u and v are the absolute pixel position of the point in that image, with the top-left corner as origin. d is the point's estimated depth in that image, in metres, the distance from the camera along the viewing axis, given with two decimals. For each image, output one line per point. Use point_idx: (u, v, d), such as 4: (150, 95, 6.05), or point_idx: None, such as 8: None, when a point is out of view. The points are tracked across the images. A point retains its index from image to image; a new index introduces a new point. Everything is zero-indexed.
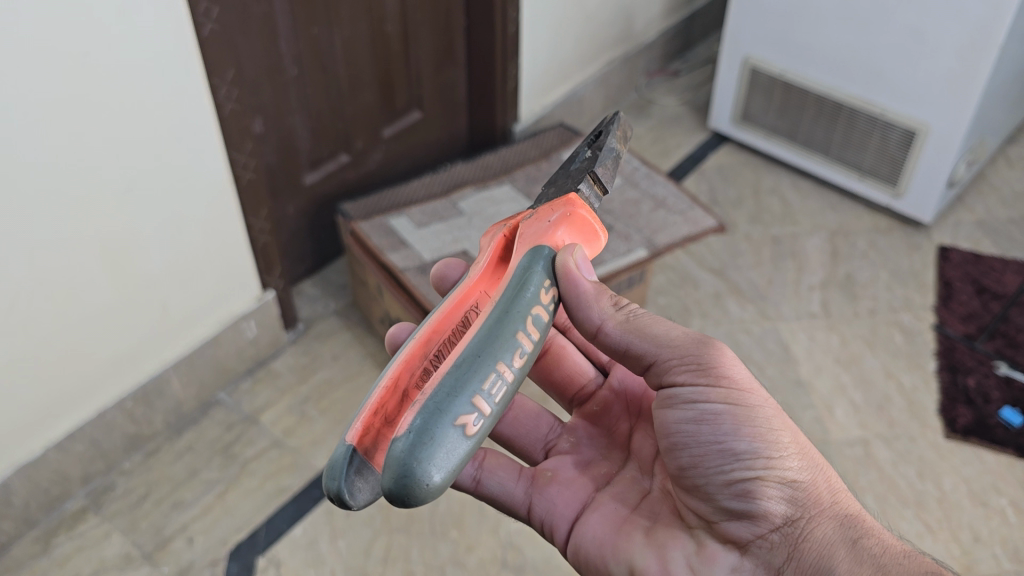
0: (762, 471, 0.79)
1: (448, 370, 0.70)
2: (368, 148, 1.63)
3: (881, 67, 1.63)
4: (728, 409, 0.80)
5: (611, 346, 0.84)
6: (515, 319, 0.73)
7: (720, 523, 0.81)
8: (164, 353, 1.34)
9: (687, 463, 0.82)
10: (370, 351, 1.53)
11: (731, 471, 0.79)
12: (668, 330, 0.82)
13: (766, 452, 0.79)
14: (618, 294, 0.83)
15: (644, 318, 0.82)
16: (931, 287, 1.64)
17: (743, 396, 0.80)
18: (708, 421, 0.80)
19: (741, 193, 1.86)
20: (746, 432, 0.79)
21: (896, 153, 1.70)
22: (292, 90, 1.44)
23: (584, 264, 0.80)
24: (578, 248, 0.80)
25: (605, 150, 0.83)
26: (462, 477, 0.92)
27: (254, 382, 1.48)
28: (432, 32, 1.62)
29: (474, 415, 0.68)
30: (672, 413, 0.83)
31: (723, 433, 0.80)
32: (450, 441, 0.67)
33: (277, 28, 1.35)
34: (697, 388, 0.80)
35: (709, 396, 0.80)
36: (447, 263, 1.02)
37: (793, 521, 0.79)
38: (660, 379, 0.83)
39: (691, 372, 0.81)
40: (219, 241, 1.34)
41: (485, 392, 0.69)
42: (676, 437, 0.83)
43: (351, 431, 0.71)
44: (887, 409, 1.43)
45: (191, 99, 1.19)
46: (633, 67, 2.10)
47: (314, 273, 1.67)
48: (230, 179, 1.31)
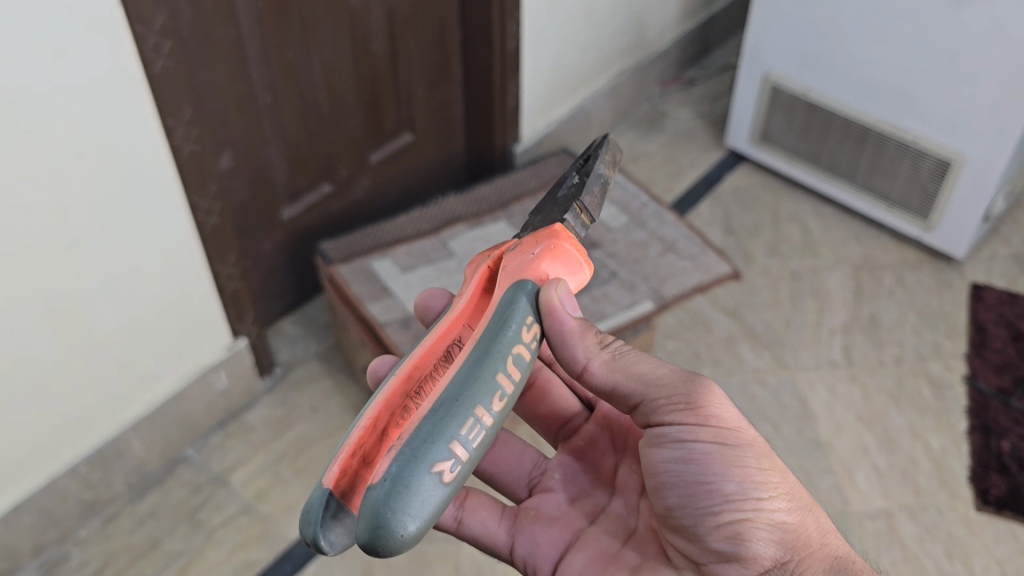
0: (752, 513, 0.74)
1: (425, 415, 0.65)
2: (353, 176, 1.50)
3: (915, 89, 1.48)
4: (718, 448, 0.75)
5: (595, 386, 0.80)
6: (495, 361, 0.68)
7: (706, 566, 0.75)
8: (123, 413, 1.23)
9: (674, 504, 0.76)
10: (351, 402, 1.41)
11: (718, 513, 0.74)
12: (654, 368, 0.78)
13: (755, 493, 0.74)
14: (605, 333, 0.79)
15: (629, 356, 0.78)
16: (963, 332, 1.51)
17: (732, 435, 0.76)
18: (697, 460, 0.75)
19: (758, 221, 1.72)
20: (735, 473, 0.74)
21: (928, 182, 1.56)
22: (266, 119, 1.30)
23: (569, 298, 0.75)
24: (563, 282, 0.74)
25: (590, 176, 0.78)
26: (442, 518, 0.86)
27: (225, 437, 1.37)
28: (424, 49, 1.48)
29: (451, 461, 0.64)
30: (659, 452, 0.78)
31: (712, 473, 0.74)
32: (426, 487, 0.62)
33: (247, 54, 1.21)
34: (685, 428, 0.75)
35: (698, 435, 0.75)
36: (430, 292, 0.92)
37: (783, 564, 0.74)
38: (648, 419, 0.78)
39: (679, 412, 0.76)
40: (182, 293, 1.22)
41: (464, 437, 0.65)
42: (663, 477, 0.77)
43: (328, 473, 0.65)
44: (913, 476, 1.31)
45: (145, 144, 1.07)
46: (646, 77, 1.95)
47: (295, 310, 1.55)
48: (193, 227, 1.18)
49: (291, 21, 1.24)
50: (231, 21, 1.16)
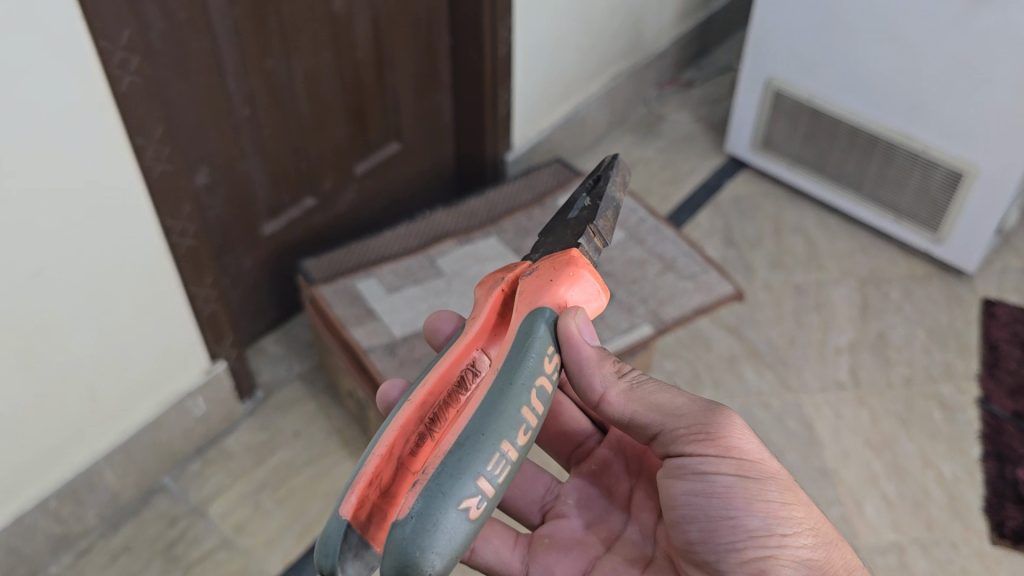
0: (776, 550, 0.70)
1: (449, 449, 0.62)
2: (337, 188, 1.43)
3: (926, 98, 1.42)
4: (740, 482, 0.71)
5: (611, 415, 0.77)
6: (518, 392, 0.65)
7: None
8: (95, 444, 1.17)
9: (695, 538, 0.72)
10: (336, 427, 1.35)
11: (742, 550, 0.70)
12: (673, 399, 0.75)
13: (779, 529, 0.70)
14: (621, 361, 0.77)
15: (646, 386, 0.75)
16: (975, 351, 1.45)
17: (754, 467, 0.72)
18: (719, 494, 0.71)
19: (760, 231, 1.66)
20: (760, 508, 0.70)
21: (939, 195, 1.49)
22: (244, 133, 1.23)
23: (587, 328, 0.71)
24: (581, 311, 0.71)
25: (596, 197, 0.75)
26: None
27: (204, 464, 1.31)
28: (413, 55, 1.41)
29: (478, 497, 0.60)
30: (678, 485, 0.73)
31: (735, 508, 0.70)
32: (453, 524, 0.59)
33: (222, 65, 1.14)
34: (706, 459, 0.71)
35: (719, 467, 0.71)
36: (438, 317, 0.88)
37: None
38: (667, 448, 0.74)
39: (699, 443, 0.72)
40: (155, 318, 1.15)
41: (490, 473, 0.61)
42: (682, 510, 0.73)
43: (346, 503, 0.62)
44: (925, 507, 1.25)
45: (112, 164, 1.00)
46: (642, 79, 1.88)
47: (277, 328, 1.49)
48: (167, 248, 1.11)
49: (269, 29, 1.17)
50: (204, 31, 1.09)
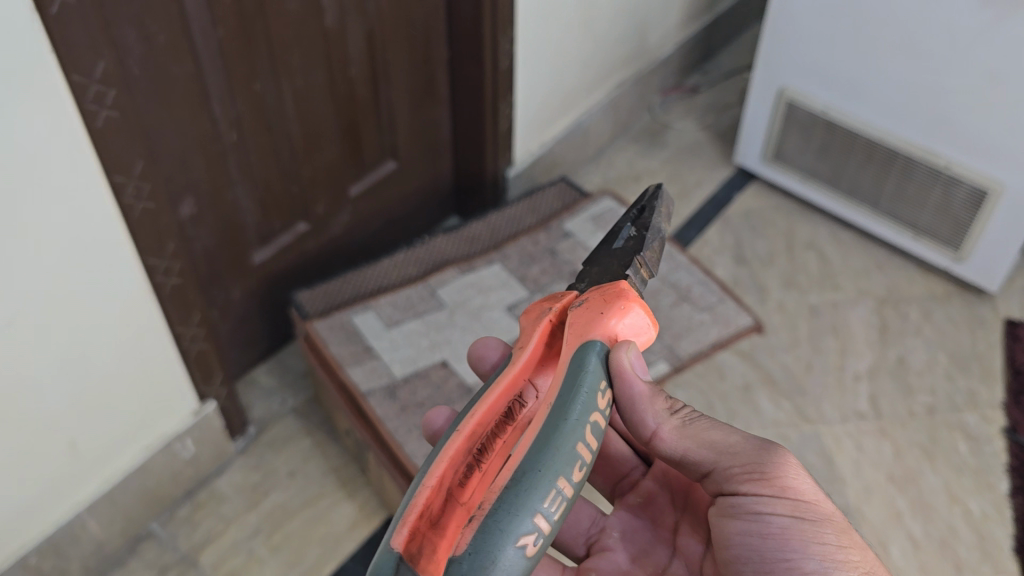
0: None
1: (505, 483, 0.59)
2: (331, 212, 1.36)
3: (949, 112, 1.35)
4: (795, 523, 0.71)
5: (664, 452, 0.76)
6: (574, 428, 0.63)
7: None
8: (77, 495, 1.10)
9: None
10: (333, 465, 1.29)
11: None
12: (726, 436, 0.74)
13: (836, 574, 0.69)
14: (673, 398, 0.76)
15: (700, 424, 0.75)
16: (999, 376, 1.39)
17: (809, 509, 0.72)
18: (774, 535, 0.71)
19: (772, 248, 1.59)
20: (815, 550, 0.70)
21: (961, 213, 1.43)
22: (232, 159, 1.15)
23: (638, 362, 0.70)
24: (633, 344, 0.69)
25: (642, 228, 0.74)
26: None
27: (194, 508, 1.24)
28: (409, 69, 1.34)
29: (536, 535, 0.58)
30: (732, 524, 0.73)
31: (791, 550, 0.71)
32: (509, 562, 0.56)
33: (208, 89, 1.07)
34: (761, 500, 0.71)
35: (775, 509, 0.71)
36: (484, 345, 0.87)
37: None
38: (720, 487, 0.74)
39: (754, 483, 0.72)
40: (140, 361, 1.08)
41: (547, 510, 0.59)
42: (736, 550, 0.73)
43: (397, 535, 0.60)
44: (953, 547, 1.19)
45: (89, 203, 0.92)
46: (646, 86, 1.81)
47: (269, 357, 1.42)
48: (150, 289, 1.04)
49: (258, 49, 1.09)
50: (188, 55, 1.01)
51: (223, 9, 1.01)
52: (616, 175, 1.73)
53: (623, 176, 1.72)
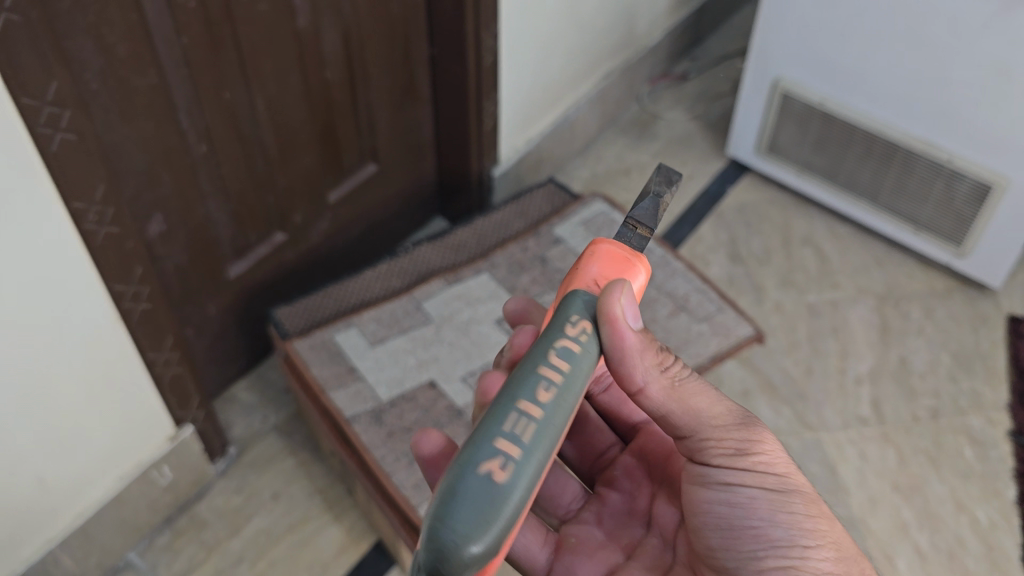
0: (800, 563, 0.66)
1: (473, 429, 0.53)
2: (310, 219, 1.30)
3: (953, 104, 1.29)
4: (765, 493, 0.68)
5: (645, 406, 0.67)
6: (539, 354, 0.55)
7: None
8: (49, 530, 1.04)
9: (716, 546, 0.69)
10: (319, 486, 1.24)
11: (765, 561, 0.67)
12: (710, 404, 0.66)
13: (802, 540, 0.67)
14: (664, 350, 0.64)
15: (687, 384, 0.65)
16: (1003, 376, 1.36)
17: (780, 479, 0.68)
18: (742, 504, 0.68)
19: (769, 244, 1.54)
20: (783, 518, 0.67)
21: (964, 208, 1.38)
22: (202, 172, 1.09)
23: (632, 309, 0.59)
24: (625, 287, 0.58)
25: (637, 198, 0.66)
26: None
27: (174, 536, 1.19)
28: (389, 68, 1.27)
29: (501, 456, 0.50)
30: (703, 492, 0.70)
31: (758, 518, 0.67)
32: (473, 490, 0.49)
33: (174, 100, 0.99)
34: (733, 472, 0.67)
35: (745, 480, 0.67)
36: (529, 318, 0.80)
37: None
38: (693, 454, 0.69)
39: (728, 455, 0.67)
40: (110, 390, 1.02)
41: (511, 432, 0.51)
42: (704, 517, 0.70)
43: None
44: (961, 560, 1.16)
45: (46, 229, 0.85)
46: (635, 76, 1.75)
47: (249, 371, 1.37)
48: (118, 316, 0.98)
49: (226, 54, 1.02)
50: (151, 66, 0.94)
51: (186, 16, 0.94)
52: (605, 169, 1.67)
53: (613, 171, 1.67)
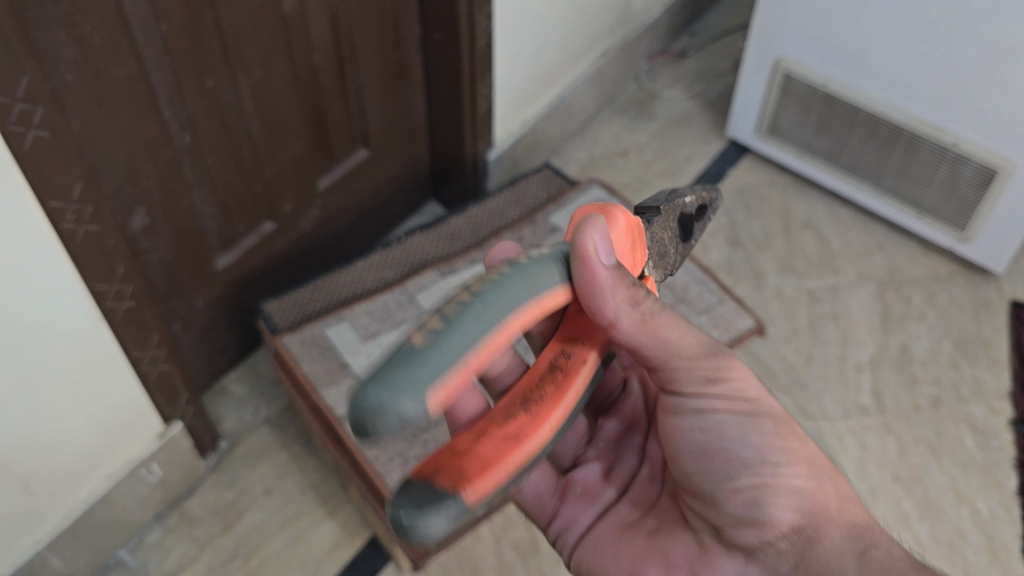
0: (769, 479, 0.70)
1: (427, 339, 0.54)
2: (300, 208, 1.26)
3: (959, 86, 1.25)
4: (735, 415, 0.71)
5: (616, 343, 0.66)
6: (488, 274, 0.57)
7: (726, 529, 0.72)
8: (36, 532, 1.02)
9: (690, 470, 0.73)
10: (312, 481, 1.23)
11: (737, 481, 0.70)
12: (680, 335, 0.68)
13: (770, 458, 0.70)
14: (636, 287, 0.63)
15: (657, 316, 0.65)
16: (1005, 363, 1.34)
17: (750, 400, 0.71)
18: (714, 428, 0.71)
19: (768, 228, 1.52)
20: (752, 439, 0.70)
21: (968, 192, 1.35)
22: (187, 163, 1.05)
23: (604, 245, 0.61)
24: (594, 226, 0.61)
25: (676, 255, 0.74)
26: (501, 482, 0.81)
27: (165, 533, 1.18)
28: (379, 51, 1.23)
29: (423, 327, 0.50)
30: (676, 420, 0.73)
31: (728, 440, 0.71)
32: (394, 357, 0.49)
33: (154, 91, 0.95)
34: (704, 399, 0.70)
35: (715, 405, 0.70)
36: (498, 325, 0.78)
37: (802, 529, 0.69)
38: (662, 385, 0.72)
39: (698, 383, 0.70)
40: (94, 391, 0.99)
41: (438, 313, 0.52)
42: (680, 445, 0.74)
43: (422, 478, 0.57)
44: (961, 551, 1.15)
45: (22, 233, 0.81)
46: (633, 54, 1.71)
47: (240, 362, 1.35)
48: (101, 316, 0.94)
49: (209, 42, 0.98)
50: (129, 55, 0.90)
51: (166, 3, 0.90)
52: (603, 150, 1.64)
53: (610, 152, 1.63)
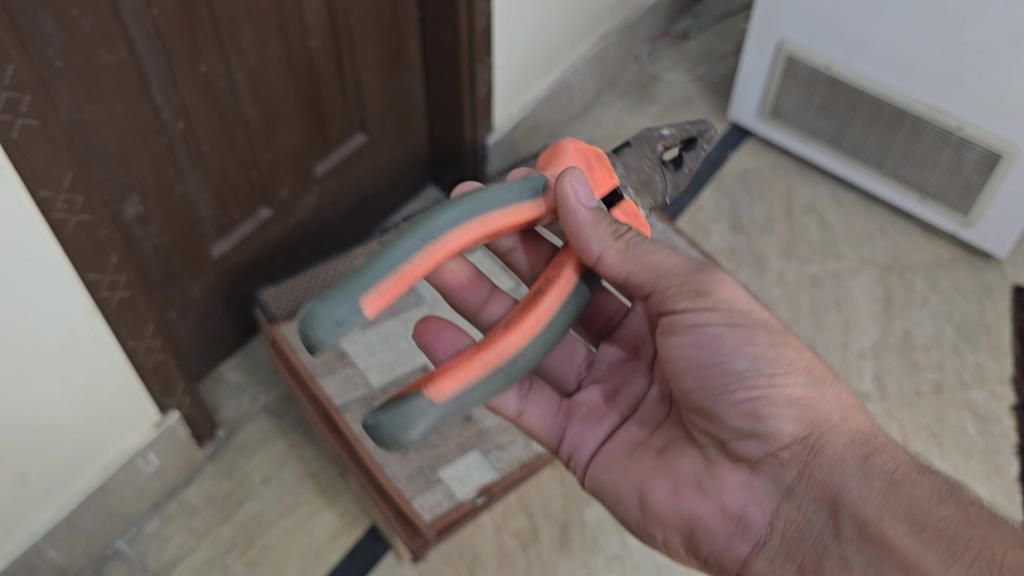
0: (766, 390, 0.72)
1: None
2: (297, 194, 1.25)
3: (963, 69, 1.24)
4: (729, 329, 0.74)
5: (607, 274, 0.75)
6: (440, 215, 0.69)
7: (729, 442, 0.74)
8: (32, 524, 1.01)
9: (689, 387, 0.76)
10: (311, 469, 1.22)
11: (733, 391, 0.72)
12: (666, 258, 0.76)
13: (768, 369, 0.72)
14: (617, 223, 0.73)
15: (640, 246, 0.74)
16: (1008, 348, 1.33)
17: (741, 315, 0.75)
18: (709, 341, 0.74)
19: (770, 213, 1.50)
20: (747, 351, 0.73)
21: (972, 176, 1.33)
22: (180, 149, 1.03)
23: (583, 189, 0.72)
24: (574, 171, 0.72)
25: (662, 184, 0.82)
26: (503, 407, 0.84)
27: (163, 523, 1.17)
28: (376, 35, 1.20)
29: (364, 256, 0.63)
30: (673, 339, 0.77)
31: (724, 353, 0.73)
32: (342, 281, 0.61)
33: (146, 76, 0.93)
34: (697, 312, 0.75)
35: (708, 318, 0.74)
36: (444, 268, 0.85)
37: (803, 439, 0.70)
38: (659, 305, 0.77)
39: (690, 298, 0.75)
40: (88, 382, 0.98)
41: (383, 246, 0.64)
42: (677, 363, 0.76)
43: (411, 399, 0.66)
44: None
45: (13, 224, 0.79)
46: (634, 36, 1.69)
47: (238, 350, 1.34)
48: (95, 306, 0.92)
49: (202, 27, 0.96)
50: (119, 40, 0.88)
51: None
52: (603, 134, 1.62)
53: (611, 136, 1.62)
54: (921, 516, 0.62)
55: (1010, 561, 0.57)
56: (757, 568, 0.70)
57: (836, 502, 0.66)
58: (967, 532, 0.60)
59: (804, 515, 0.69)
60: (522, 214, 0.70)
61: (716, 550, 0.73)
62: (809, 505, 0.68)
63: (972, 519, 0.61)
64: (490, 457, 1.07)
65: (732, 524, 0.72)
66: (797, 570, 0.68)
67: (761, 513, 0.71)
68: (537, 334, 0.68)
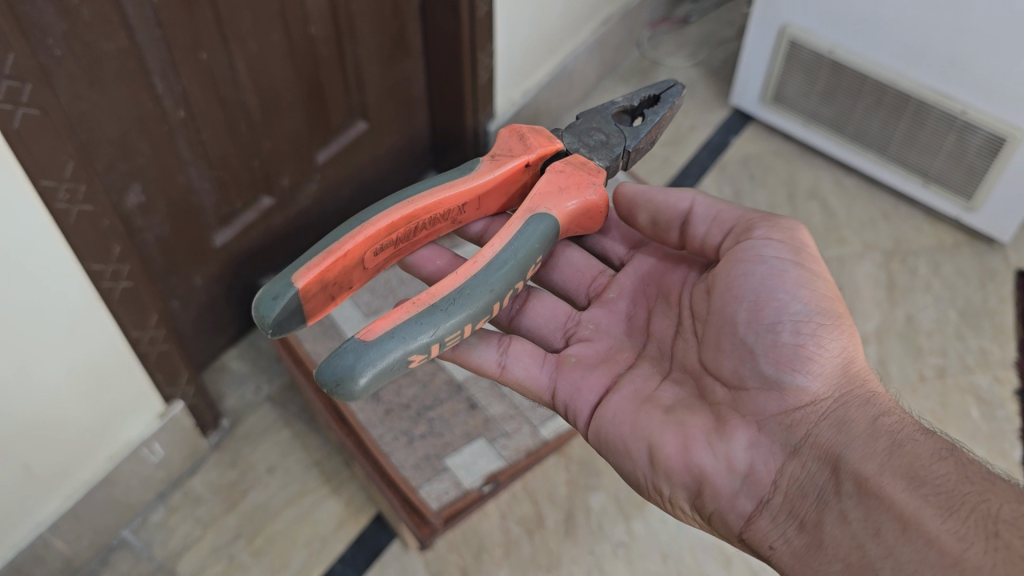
0: (810, 338, 0.74)
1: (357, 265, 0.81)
2: (298, 182, 1.24)
3: (967, 52, 1.23)
4: (797, 269, 0.78)
5: (699, 232, 0.86)
6: None
7: (748, 391, 0.76)
8: (37, 515, 1.01)
9: (742, 316, 0.78)
10: (315, 458, 1.23)
11: (780, 329, 0.75)
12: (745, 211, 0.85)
13: (818, 319, 0.75)
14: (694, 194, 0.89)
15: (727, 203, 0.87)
16: (1011, 333, 1.33)
17: (810, 263, 0.80)
18: (774, 275, 0.78)
19: (773, 198, 1.50)
20: (804, 297, 0.76)
21: (976, 160, 1.33)
22: (180, 138, 1.02)
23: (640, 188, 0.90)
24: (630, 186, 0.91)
25: (621, 136, 0.87)
26: (485, 363, 0.80)
27: (168, 512, 1.17)
28: (376, 22, 1.19)
29: None
30: (738, 267, 0.80)
31: (783, 291, 0.77)
32: None
33: (146, 64, 0.93)
34: (773, 242, 0.80)
35: (781, 252, 0.79)
36: (418, 255, 0.87)
37: (821, 400, 0.73)
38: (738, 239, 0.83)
39: (768, 228, 0.81)
40: (92, 373, 0.97)
41: None
42: (735, 288, 0.79)
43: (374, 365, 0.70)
44: None
45: (13, 215, 0.78)
46: (635, 21, 1.68)
47: (240, 339, 1.34)
48: (98, 296, 0.92)
49: (202, 14, 0.94)
50: (120, 28, 0.87)
51: None
52: None
53: None
54: (921, 472, 0.64)
55: (1006, 513, 0.60)
56: (760, 526, 0.71)
57: (840, 462, 0.68)
58: (964, 486, 0.63)
59: (809, 473, 0.70)
60: (451, 190, 0.80)
61: (719, 508, 0.73)
62: (813, 463, 0.70)
63: (971, 476, 0.63)
64: (496, 445, 1.07)
65: (738, 481, 0.72)
66: (798, 527, 0.69)
67: (766, 472, 0.72)
68: (467, 283, 0.72)
